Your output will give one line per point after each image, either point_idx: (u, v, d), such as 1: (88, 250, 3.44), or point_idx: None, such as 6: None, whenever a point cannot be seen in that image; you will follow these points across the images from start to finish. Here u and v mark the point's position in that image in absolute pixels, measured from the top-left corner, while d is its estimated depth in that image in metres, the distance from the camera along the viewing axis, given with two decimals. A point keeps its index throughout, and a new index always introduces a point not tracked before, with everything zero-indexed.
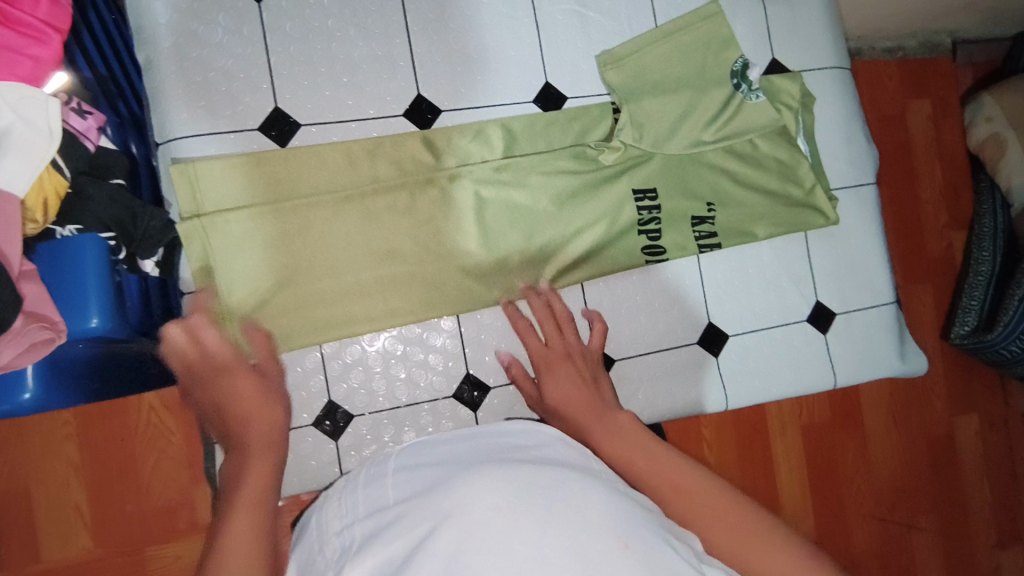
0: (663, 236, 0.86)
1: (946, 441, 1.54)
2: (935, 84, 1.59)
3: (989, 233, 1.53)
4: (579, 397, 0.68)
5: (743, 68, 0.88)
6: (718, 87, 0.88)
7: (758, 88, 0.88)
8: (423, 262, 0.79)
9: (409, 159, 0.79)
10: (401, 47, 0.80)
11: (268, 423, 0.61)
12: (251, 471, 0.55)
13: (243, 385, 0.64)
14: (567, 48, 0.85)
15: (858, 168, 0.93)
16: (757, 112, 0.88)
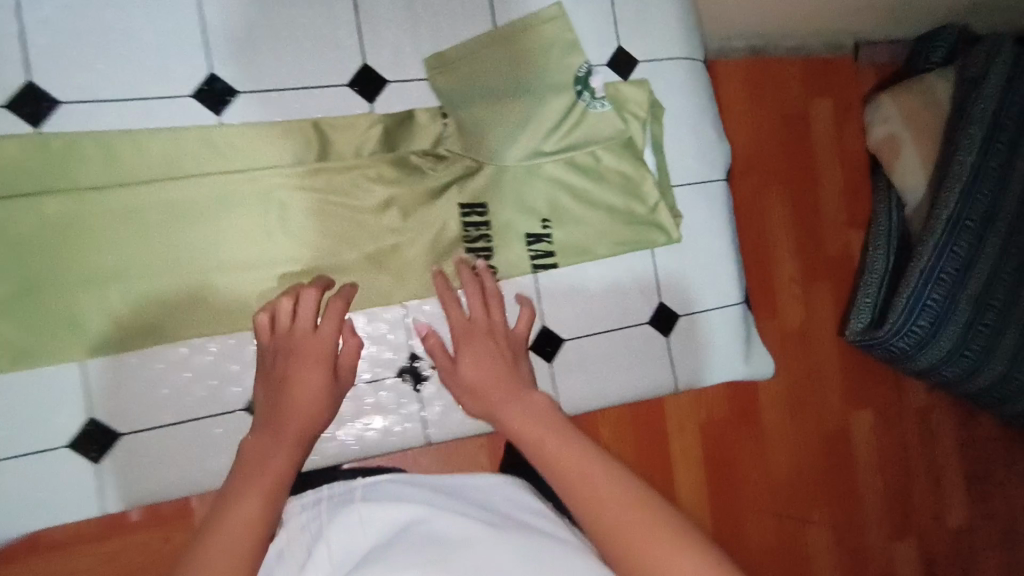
0: (495, 256, 0.80)
1: (843, 436, 1.44)
2: (838, 81, 1.48)
3: (884, 233, 1.43)
4: (494, 377, 0.73)
5: (587, 74, 0.82)
6: (560, 94, 0.81)
7: (604, 98, 0.83)
8: (217, 270, 0.71)
9: (203, 151, 0.70)
10: (189, 17, 0.71)
11: (310, 414, 0.69)
12: (277, 459, 0.66)
13: (309, 377, 0.69)
14: (388, 28, 0.77)
15: (706, 165, 0.89)
16: (602, 124, 0.83)
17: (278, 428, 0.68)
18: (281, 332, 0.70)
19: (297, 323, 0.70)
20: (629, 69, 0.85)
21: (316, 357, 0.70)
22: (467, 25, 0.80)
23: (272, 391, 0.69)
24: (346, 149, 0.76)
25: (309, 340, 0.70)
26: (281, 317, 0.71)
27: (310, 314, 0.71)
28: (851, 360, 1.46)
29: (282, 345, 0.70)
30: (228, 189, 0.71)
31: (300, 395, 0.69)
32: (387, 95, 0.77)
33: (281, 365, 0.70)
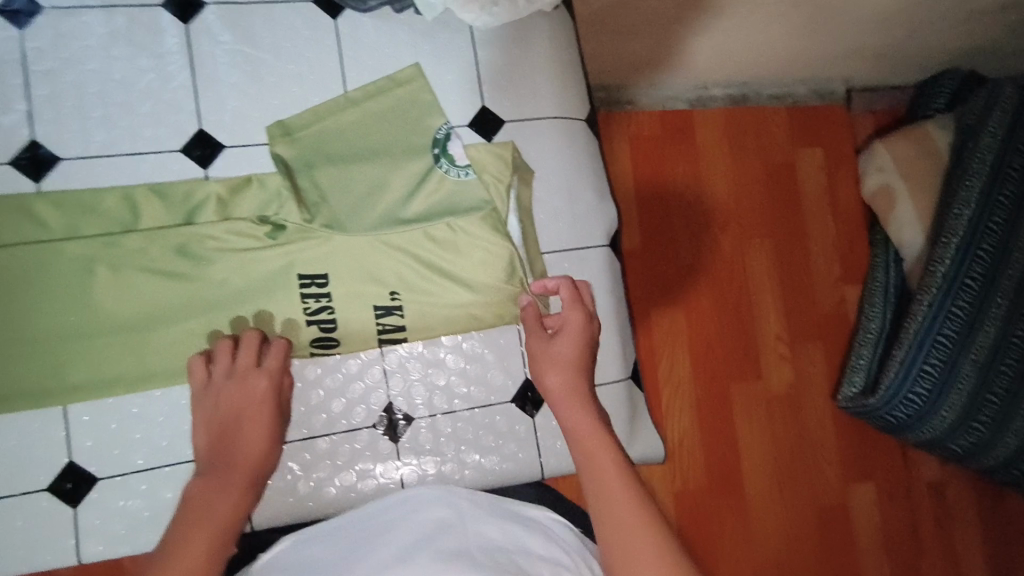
0: (337, 331, 0.75)
1: (838, 513, 1.30)
2: (828, 131, 1.38)
3: (881, 289, 1.31)
4: (576, 370, 0.64)
5: (446, 135, 0.77)
6: (413, 157, 0.76)
7: (469, 166, 0.77)
8: (28, 347, 0.66)
9: (17, 219, 0.68)
10: (16, 87, 0.71)
11: (258, 451, 0.62)
12: (224, 504, 0.57)
13: (255, 414, 0.63)
14: (229, 93, 0.76)
15: (583, 230, 0.83)
16: (464, 192, 0.77)
17: (224, 467, 0.60)
18: (222, 372, 0.66)
19: (238, 362, 0.66)
20: (494, 130, 0.82)
21: (256, 393, 0.65)
22: (318, 89, 0.78)
23: (221, 423, 0.63)
24: (171, 214, 0.72)
25: (254, 377, 0.65)
26: (220, 362, 0.66)
27: (252, 353, 0.67)
28: (846, 428, 1.33)
29: (229, 382, 0.65)
30: (33, 259, 0.67)
31: (249, 423, 0.63)
32: (224, 159, 0.75)
33: (224, 402, 0.64)
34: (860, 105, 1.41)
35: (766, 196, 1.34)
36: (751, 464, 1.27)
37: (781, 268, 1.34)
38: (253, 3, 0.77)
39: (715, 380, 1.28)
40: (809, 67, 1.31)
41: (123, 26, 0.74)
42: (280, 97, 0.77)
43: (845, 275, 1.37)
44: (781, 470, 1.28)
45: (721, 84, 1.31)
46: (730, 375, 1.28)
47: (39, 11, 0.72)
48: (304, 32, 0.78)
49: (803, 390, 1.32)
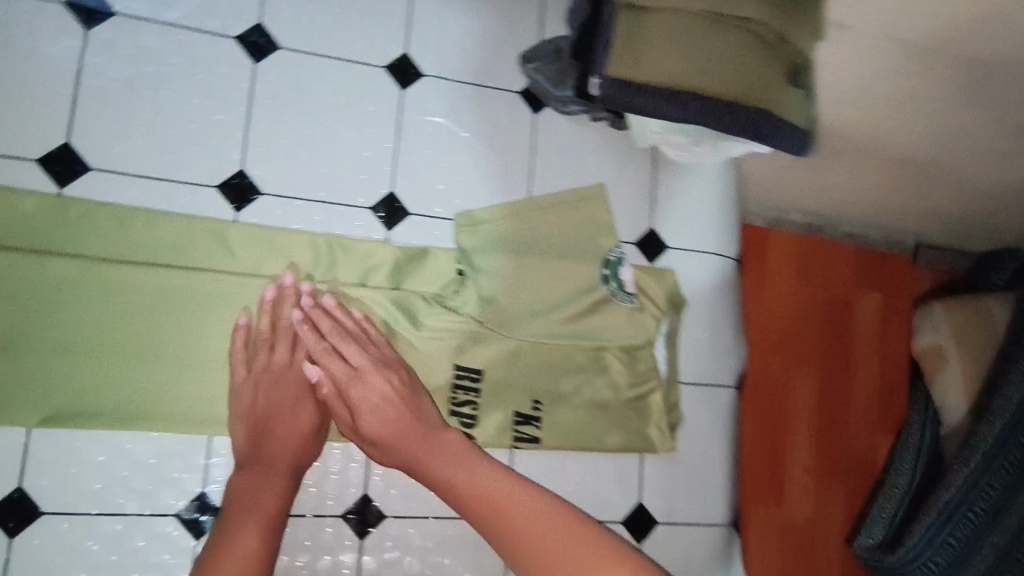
0: (476, 426, 0.76)
1: None
2: None
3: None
4: (397, 425, 0.64)
5: (620, 263, 0.81)
6: (585, 275, 0.79)
7: (634, 295, 0.81)
8: (192, 369, 0.69)
9: (211, 245, 0.70)
10: (240, 115, 0.73)
11: (296, 442, 0.66)
12: (268, 499, 0.62)
13: (301, 412, 0.67)
14: (426, 164, 0.78)
15: (716, 368, 0.85)
16: (625, 320, 0.80)
17: (264, 462, 0.64)
18: (258, 367, 0.67)
19: (275, 358, 0.68)
20: (656, 253, 0.84)
21: (298, 393, 0.67)
22: (505, 177, 0.80)
23: (257, 414, 0.66)
24: (352, 272, 0.74)
25: (286, 375, 0.68)
26: (252, 356, 0.68)
27: (286, 347, 0.69)
28: None
29: (269, 380, 0.67)
30: (231, 290, 0.70)
31: (295, 410, 0.67)
32: (406, 228, 0.77)
33: (262, 401, 0.66)
34: None
35: None
36: None
37: None
38: (466, 82, 0.79)
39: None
40: None
41: (345, 80, 0.76)
42: (471, 179, 0.79)
43: None
44: None
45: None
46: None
47: (275, 50, 0.74)
48: (505, 120, 0.80)
49: None
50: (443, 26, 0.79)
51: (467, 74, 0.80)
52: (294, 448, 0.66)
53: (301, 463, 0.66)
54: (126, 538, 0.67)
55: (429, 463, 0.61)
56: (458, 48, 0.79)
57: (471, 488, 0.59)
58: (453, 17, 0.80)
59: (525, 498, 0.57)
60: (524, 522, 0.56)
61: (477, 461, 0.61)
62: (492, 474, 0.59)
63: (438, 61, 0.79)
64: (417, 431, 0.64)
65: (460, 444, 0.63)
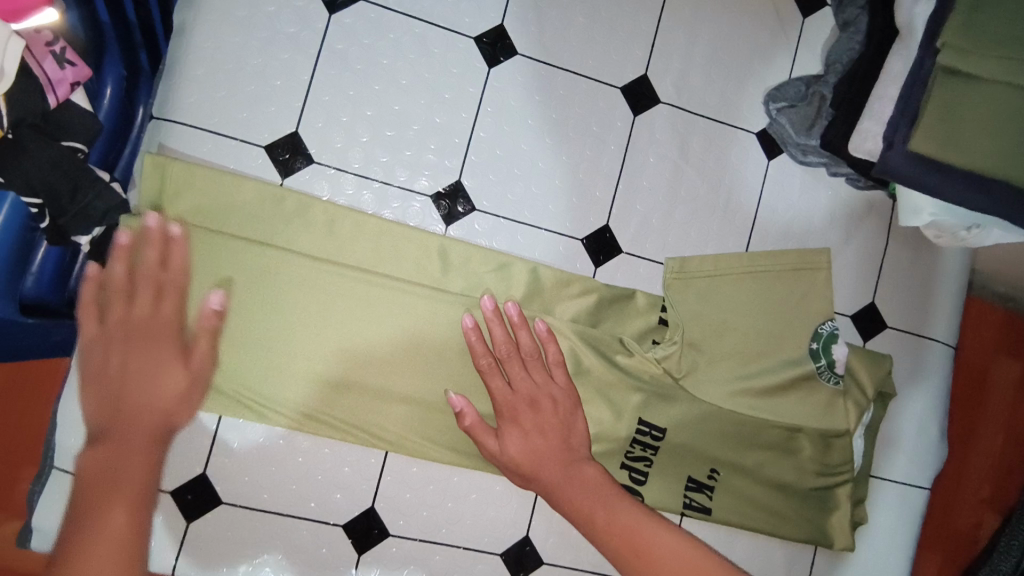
0: (646, 485, 0.69)
1: None
2: None
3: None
4: (554, 462, 0.59)
5: (834, 337, 0.73)
6: (795, 346, 0.72)
7: (842, 375, 0.73)
8: (378, 387, 0.65)
9: (419, 256, 0.66)
10: (464, 122, 0.69)
11: (163, 406, 0.51)
12: (124, 519, 0.43)
13: (170, 379, 0.52)
14: (645, 197, 0.72)
15: (918, 468, 0.76)
16: (829, 401, 0.72)
17: (133, 441, 0.48)
18: (117, 321, 0.53)
19: (146, 308, 0.54)
20: (872, 331, 0.76)
21: (159, 343, 0.53)
22: (724, 225, 0.73)
23: (119, 374, 0.51)
24: (553, 305, 0.68)
25: (156, 325, 0.54)
26: (197, 336, 0.55)
27: (177, 305, 0.55)
28: None
29: (122, 334, 0.53)
30: (430, 307, 0.65)
31: (157, 369, 0.52)
32: (615, 264, 0.72)
33: (118, 355, 0.52)
34: None
35: None
36: None
37: None
38: (702, 115, 0.74)
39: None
40: None
41: (578, 96, 0.71)
42: (688, 221, 0.73)
43: None
44: None
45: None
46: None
47: (514, 56, 0.70)
48: (734, 161, 0.74)
49: None
50: (686, 52, 0.74)
51: (704, 106, 0.74)
52: (159, 406, 0.51)
53: (166, 427, 0.51)
54: (291, 536, 0.64)
55: (574, 499, 0.58)
56: (699, 78, 0.74)
57: (612, 526, 0.56)
58: (699, 45, 0.74)
59: (662, 542, 0.53)
60: (661, 566, 0.52)
61: (618, 502, 0.57)
62: (630, 513, 0.56)
63: (679, 86, 0.73)
64: (563, 468, 0.59)
65: (601, 480, 0.59)
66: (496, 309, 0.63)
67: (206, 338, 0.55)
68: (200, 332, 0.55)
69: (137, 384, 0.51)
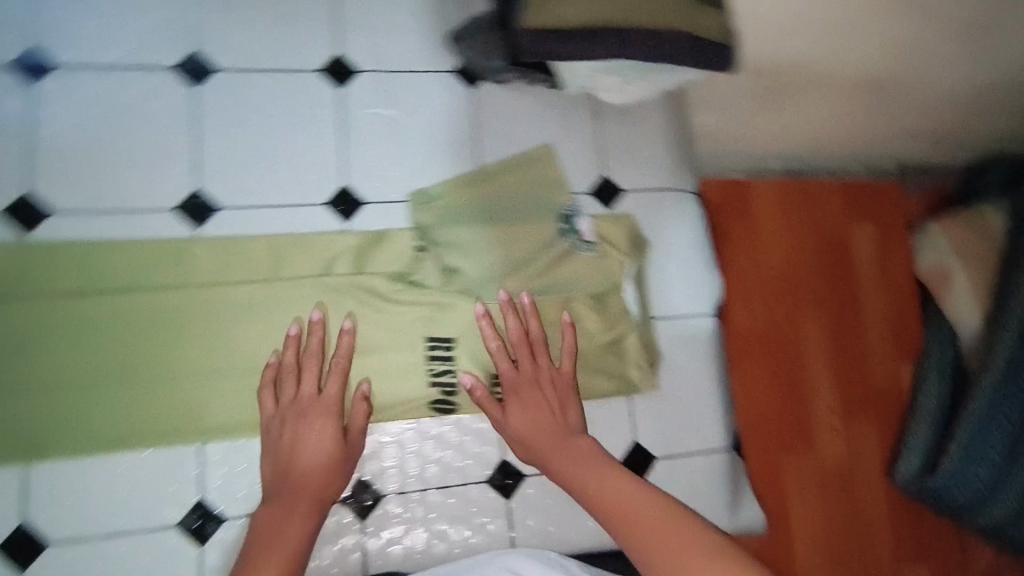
0: (457, 393, 0.76)
1: None
2: None
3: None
4: (546, 432, 0.71)
5: (573, 211, 0.83)
6: (541, 229, 0.81)
7: (593, 241, 0.82)
8: (169, 385, 0.70)
9: (171, 263, 0.72)
10: (185, 140, 0.75)
11: (317, 467, 0.66)
12: (293, 529, 0.62)
13: (317, 438, 0.67)
14: (371, 151, 0.80)
15: (691, 299, 0.86)
16: (586, 265, 0.81)
17: (292, 494, 0.64)
18: (288, 400, 0.69)
19: (302, 391, 0.70)
20: (613, 198, 0.85)
21: (315, 411, 0.69)
22: (452, 153, 0.82)
23: (291, 435, 0.68)
24: (315, 267, 0.75)
25: (319, 402, 0.69)
26: (285, 388, 0.70)
27: (314, 380, 0.70)
28: None
29: (295, 412, 0.69)
30: (198, 302, 0.72)
31: (311, 437, 0.67)
32: (364, 216, 0.78)
33: (289, 431, 0.68)
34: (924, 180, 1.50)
35: None
36: None
37: None
38: (400, 69, 0.82)
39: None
40: None
41: (282, 87, 0.79)
42: (419, 160, 0.81)
43: None
44: None
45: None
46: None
47: (212, 72, 0.77)
48: (443, 98, 0.83)
49: None
50: (368, 22, 0.83)
51: (399, 63, 0.83)
52: (316, 474, 0.66)
53: (330, 486, 0.66)
54: (131, 552, 0.68)
55: (563, 466, 0.68)
56: (386, 41, 0.83)
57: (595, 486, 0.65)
58: (380, 13, 0.83)
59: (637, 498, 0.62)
60: (638, 516, 0.60)
61: (599, 466, 0.67)
62: (616, 476, 0.65)
63: (371, 53, 0.82)
64: (565, 439, 0.70)
65: (590, 451, 0.69)
66: (484, 311, 0.75)
67: (337, 377, 0.71)
68: (355, 400, 0.71)
69: (283, 441, 0.67)
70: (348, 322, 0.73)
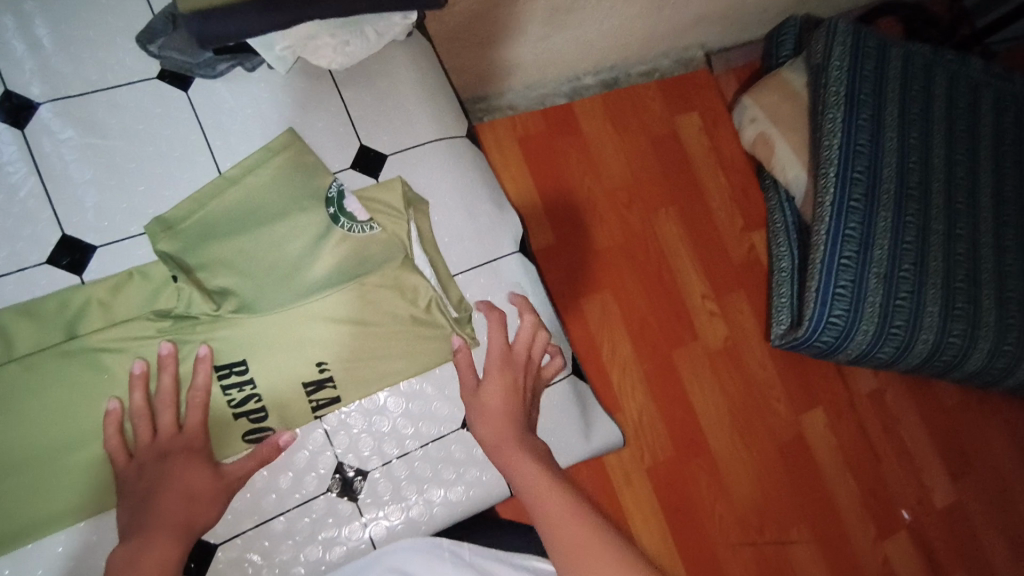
0: (268, 414, 0.72)
1: (796, 445, 1.50)
2: (699, 96, 1.62)
3: (782, 228, 1.51)
4: (511, 409, 0.70)
5: (342, 193, 0.75)
6: (310, 221, 0.73)
7: (370, 220, 0.76)
8: None
9: None
10: None
11: (192, 498, 0.63)
12: (151, 560, 0.57)
13: (192, 476, 0.64)
14: (87, 189, 0.71)
15: (488, 243, 0.84)
16: (372, 246, 0.75)
17: (152, 531, 0.59)
18: (144, 442, 0.65)
19: (160, 426, 0.65)
20: (377, 166, 0.81)
21: (188, 454, 0.65)
22: (184, 165, 0.75)
23: (155, 475, 0.63)
24: (53, 333, 0.66)
25: (180, 441, 0.65)
26: (139, 430, 0.65)
27: (172, 416, 0.66)
28: (784, 363, 1.54)
29: (156, 452, 0.64)
30: None
31: (185, 472, 0.63)
32: (101, 259, 0.70)
33: (149, 472, 0.63)
34: (721, 64, 1.64)
35: (662, 165, 1.55)
36: (712, 417, 1.46)
37: (690, 225, 1.54)
38: (93, 90, 0.73)
39: (658, 350, 1.46)
40: (666, 42, 1.51)
41: None
42: (148, 183, 0.73)
43: (747, 224, 1.59)
44: (740, 422, 1.47)
45: (592, 73, 1.50)
46: (669, 342, 1.47)
47: None
48: (155, 110, 0.75)
49: (737, 333, 1.52)
50: (33, 42, 0.71)
51: (89, 82, 0.73)
52: (198, 507, 0.63)
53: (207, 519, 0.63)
54: None
55: (512, 458, 0.65)
56: (63, 59, 0.72)
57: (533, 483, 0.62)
58: (44, 30, 0.72)
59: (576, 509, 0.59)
60: (566, 525, 0.57)
61: (534, 467, 0.63)
62: (546, 478, 0.62)
63: (48, 80, 0.71)
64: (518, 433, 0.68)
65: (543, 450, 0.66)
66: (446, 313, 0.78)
67: (200, 411, 0.67)
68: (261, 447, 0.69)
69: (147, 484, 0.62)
70: (202, 348, 0.69)
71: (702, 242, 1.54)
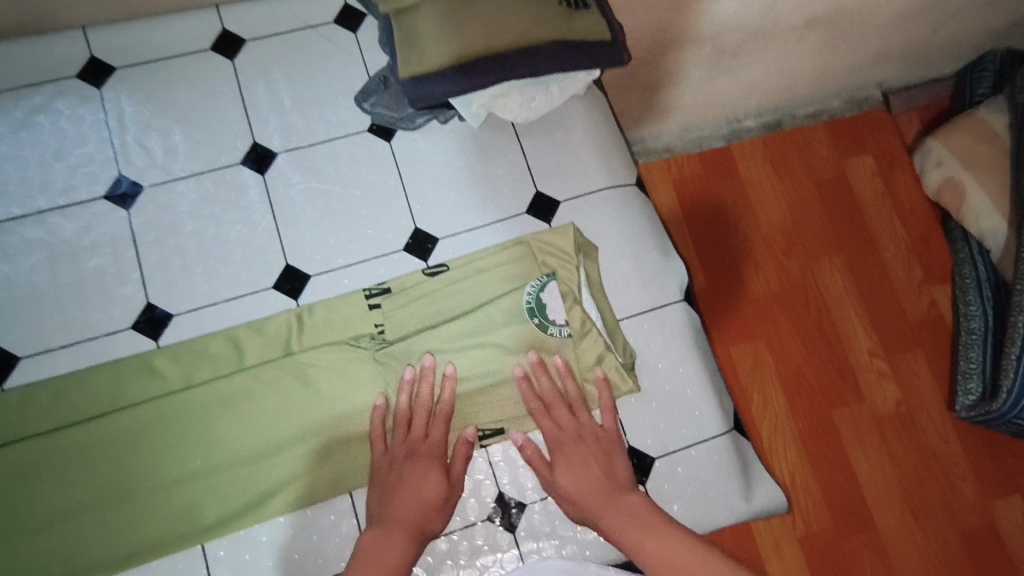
0: None
1: (973, 530, 1.29)
2: (874, 137, 1.51)
3: (973, 282, 1.37)
4: (600, 495, 0.71)
5: (540, 301, 0.79)
6: (492, 268, 0.81)
7: (550, 273, 0.80)
8: (163, 493, 0.72)
9: (139, 376, 0.75)
10: (130, 259, 0.79)
11: (428, 504, 0.70)
12: (398, 550, 0.66)
13: (428, 480, 0.71)
14: (307, 226, 0.82)
15: (654, 290, 0.85)
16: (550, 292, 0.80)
17: (389, 524, 0.68)
18: (399, 440, 0.73)
19: (412, 432, 0.73)
20: (552, 212, 0.86)
21: (426, 459, 0.72)
22: (385, 208, 0.84)
23: (393, 491, 0.70)
24: (273, 350, 0.77)
25: (426, 447, 0.73)
26: (397, 430, 0.73)
27: (422, 426, 0.74)
28: (973, 442, 1.35)
29: (406, 452, 0.72)
30: (169, 408, 0.74)
31: (421, 479, 0.71)
32: (312, 287, 0.81)
33: (397, 470, 0.71)
34: (899, 104, 1.53)
35: (835, 207, 1.46)
36: (887, 490, 1.30)
37: (871, 270, 1.43)
38: (317, 142, 0.85)
39: (816, 409, 1.33)
40: (835, 85, 1.44)
41: (210, 187, 0.82)
42: (353, 221, 0.83)
43: (927, 277, 1.44)
44: (921, 498, 1.30)
45: (752, 116, 1.47)
46: (829, 400, 1.34)
47: (141, 190, 0.81)
48: (364, 158, 0.85)
49: (898, 396, 1.36)
50: (275, 101, 0.86)
51: (314, 135, 0.85)
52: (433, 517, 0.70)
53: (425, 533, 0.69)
54: None
55: (619, 525, 0.69)
56: (296, 116, 0.86)
57: (632, 536, 0.67)
58: (284, 94, 0.86)
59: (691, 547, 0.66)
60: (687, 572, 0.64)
61: (674, 542, 0.66)
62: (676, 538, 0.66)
63: (285, 134, 0.85)
64: (611, 494, 0.71)
65: (643, 509, 0.70)
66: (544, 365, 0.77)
67: (440, 421, 0.74)
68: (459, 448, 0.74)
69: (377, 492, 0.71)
70: (427, 357, 0.76)
71: (878, 292, 1.42)
